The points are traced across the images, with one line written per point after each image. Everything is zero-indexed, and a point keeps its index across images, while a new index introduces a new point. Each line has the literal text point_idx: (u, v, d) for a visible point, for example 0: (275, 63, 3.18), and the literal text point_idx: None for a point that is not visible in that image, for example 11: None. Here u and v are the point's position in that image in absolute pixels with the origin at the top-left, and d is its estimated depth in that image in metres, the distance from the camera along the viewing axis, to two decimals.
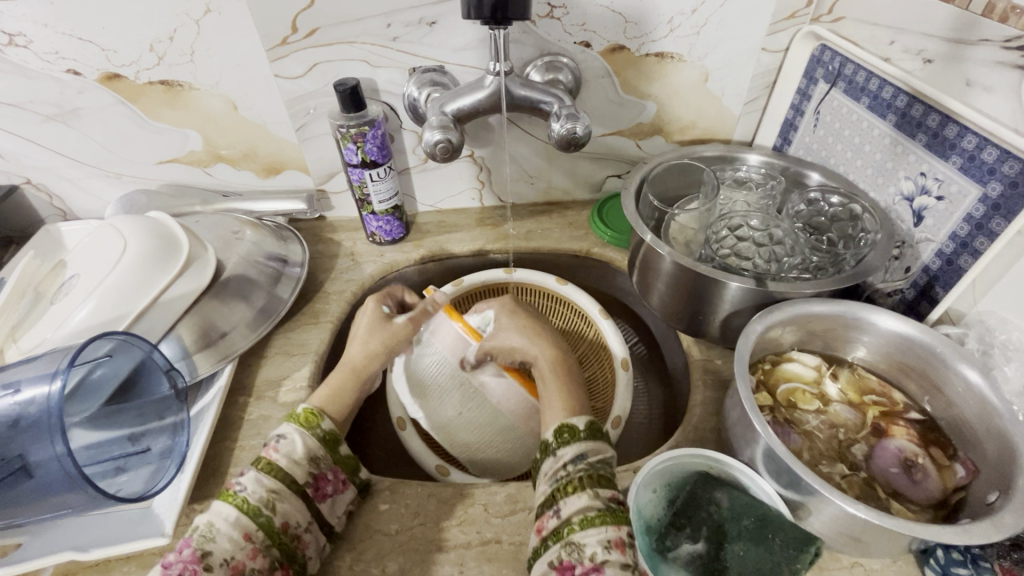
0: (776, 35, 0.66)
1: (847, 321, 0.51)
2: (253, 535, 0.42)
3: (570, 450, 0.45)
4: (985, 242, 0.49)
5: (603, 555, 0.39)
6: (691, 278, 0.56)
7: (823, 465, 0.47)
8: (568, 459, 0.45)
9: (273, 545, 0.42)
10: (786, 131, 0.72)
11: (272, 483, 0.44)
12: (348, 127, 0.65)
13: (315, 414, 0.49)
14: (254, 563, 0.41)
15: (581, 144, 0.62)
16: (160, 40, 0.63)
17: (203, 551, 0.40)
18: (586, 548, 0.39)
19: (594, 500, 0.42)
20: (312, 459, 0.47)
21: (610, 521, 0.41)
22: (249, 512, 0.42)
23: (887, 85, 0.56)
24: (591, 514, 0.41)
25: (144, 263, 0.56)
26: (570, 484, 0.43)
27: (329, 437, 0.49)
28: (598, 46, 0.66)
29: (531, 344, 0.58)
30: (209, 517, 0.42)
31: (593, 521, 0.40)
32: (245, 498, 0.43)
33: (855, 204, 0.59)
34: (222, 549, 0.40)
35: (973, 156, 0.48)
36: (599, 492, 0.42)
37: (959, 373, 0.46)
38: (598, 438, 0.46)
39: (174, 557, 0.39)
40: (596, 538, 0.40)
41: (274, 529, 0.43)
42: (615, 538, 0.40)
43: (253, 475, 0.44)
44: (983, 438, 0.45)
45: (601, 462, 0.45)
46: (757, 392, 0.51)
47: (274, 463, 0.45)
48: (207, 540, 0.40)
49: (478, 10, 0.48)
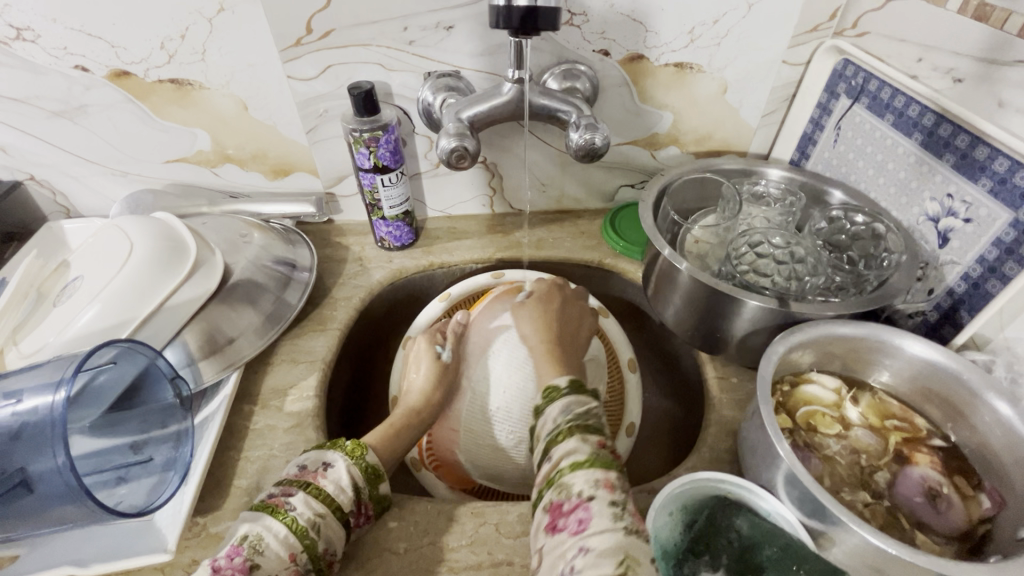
0: (798, 48, 0.65)
1: (870, 344, 0.51)
2: (297, 556, 0.41)
3: (557, 406, 0.46)
4: (1014, 268, 0.48)
5: (591, 492, 0.38)
6: (710, 295, 0.55)
7: (844, 492, 0.46)
8: (555, 413, 0.46)
9: (312, 569, 0.42)
10: (804, 144, 0.71)
11: (318, 507, 0.43)
12: (361, 131, 0.63)
13: (360, 445, 0.49)
14: None
15: (599, 155, 0.61)
16: (172, 38, 0.62)
17: (252, 563, 0.40)
18: (574, 487, 0.39)
19: (582, 443, 0.42)
20: (354, 486, 0.46)
21: (599, 465, 0.40)
22: (296, 532, 0.42)
23: (913, 103, 0.55)
24: (580, 457, 0.41)
25: (150, 267, 0.55)
26: (560, 433, 0.43)
27: (370, 468, 0.48)
28: (617, 55, 0.64)
29: (537, 345, 0.57)
30: (259, 529, 0.42)
31: (581, 463, 0.40)
32: (295, 518, 0.42)
33: (878, 223, 0.58)
34: (269, 564, 0.40)
35: (1004, 179, 0.47)
36: (591, 438, 0.43)
37: (989, 404, 0.45)
38: (584, 393, 0.48)
39: (225, 563, 0.39)
40: (584, 478, 0.39)
41: (316, 553, 0.42)
42: (605, 479, 0.39)
43: (301, 497, 0.44)
44: (1011, 469, 0.44)
45: (588, 412, 0.45)
46: (776, 414, 0.50)
47: (322, 489, 0.44)
48: (257, 552, 0.40)
49: (506, 20, 0.47)
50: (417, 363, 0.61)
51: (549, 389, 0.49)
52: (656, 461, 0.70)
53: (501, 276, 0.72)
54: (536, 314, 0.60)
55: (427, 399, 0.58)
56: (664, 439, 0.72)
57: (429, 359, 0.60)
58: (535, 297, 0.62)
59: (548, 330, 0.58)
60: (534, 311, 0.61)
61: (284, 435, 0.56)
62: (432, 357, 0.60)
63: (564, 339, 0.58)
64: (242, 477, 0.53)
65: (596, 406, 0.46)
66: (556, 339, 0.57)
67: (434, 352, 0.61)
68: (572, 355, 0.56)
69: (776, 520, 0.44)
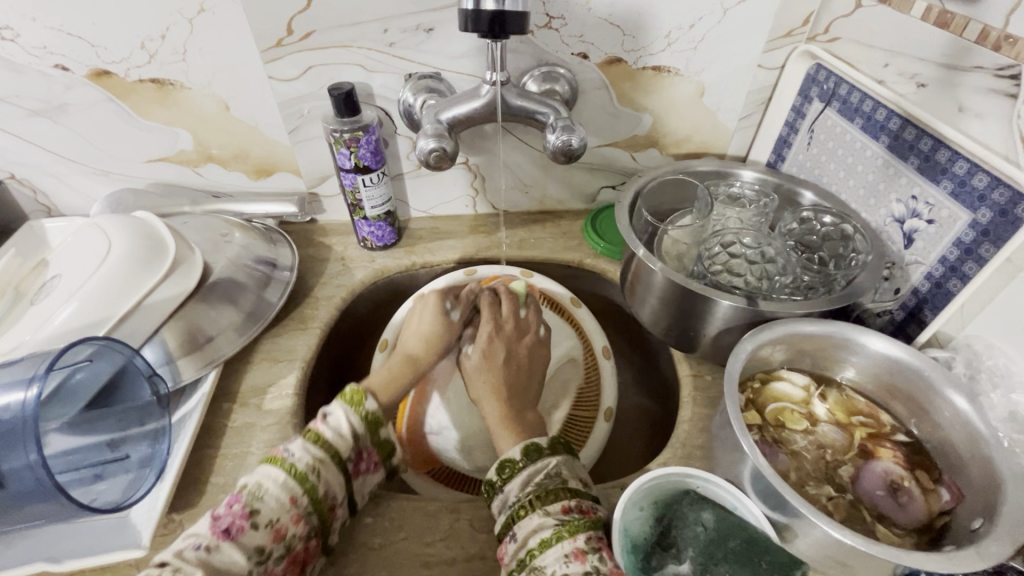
0: (772, 53, 0.66)
1: (836, 341, 0.52)
2: (297, 500, 0.43)
3: (516, 483, 0.46)
4: (974, 268, 0.49)
5: (564, 570, 0.39)
6: (682, 294, 0.56)
7: (809, 486, 0.47)
8: (516, 487, 0.45)
9: (314, 512, 0.44)
10: (779, 147, 0.72)
11: (317, 452, 0.45)
12: (342, 131, 0.64)
13: (361, 391, 0.50)
14: (295, 529, 0.42)
15: (575, 156, 0.62)
16: (153, 38, 0.62)
17: (251, 509, 0.41)
18: (546, 569, 0.40)
19: (547, 517, 0.43)
20: (353, 433, 0.48)
21: (567, 536, 0.41)
22: (295, 477, 0.44)
23: (880, 107, 0.56)
24: (546, 534, 0.42)
25: (129, 265, 0.55)
26: (522, 508, 0.44)
27: (371, 416, 0.50)
28: (596, 58, 0.65)
29: (484, 399, 0.57)
30: (258, 477, 0.43)
31: (550, 541, 0.41)
32: (293, 464, 0.44)
33: (846, 224, 0.59)
34: (268, 509, 0.42)
35: (963, 182, 0.49)
36: (554, 507, 0.44)
37: (948, 400, 0.47)
38: (535, 458, 0.47)
39: (224, 511, 0.41)
40: (554, 556, 0.40)
41: (317, 496, 0.44)
42: (574, 551, 0.41)
43: (300, 443, 0.46)
44: (969, 463, 0.45)
45: (546, 476, 0.46)
46: (745, 410, 0.51)
47: (320, 435, 0.47)
48: (256, 498, 0.42)
49: (475, 23, 0.48)
50: (422, 316, 0.63)
51: (503, 464, 0.48)
52: (635, 457, 0.71)
53: (474, 273, 0.73)
54: (491, 356, 0.59)
55: (425, 347, 0.61)
56: (641, 436, 0.72)
57: (435, 314, 0.63)
58: (495, 329, 0.62)
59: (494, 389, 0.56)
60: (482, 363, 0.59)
61: (262, 433, 0.57)
62: (438, 311, 0.63)
63: (515, 387, 0.58)
64: (220, 474, 0.53)
65: (554, 467, 0.47)
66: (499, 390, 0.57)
67: (443, 308, 0.63)
68: (522, 409, 0.56)
69: (741, 513, 0.45)
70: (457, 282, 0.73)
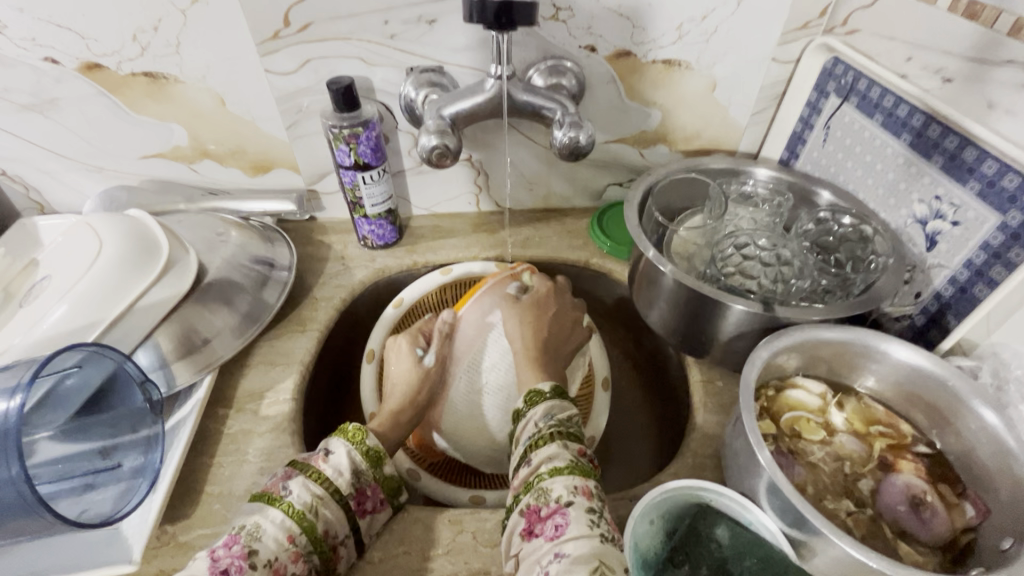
0: (788, 45, 0.64)
1: (856, 348, 0.50)
2: (296, 538, 0.42)
3: (538, 411, 0.48)
4: (1002, 272, 0.47)
5: (569, 497, 0.40)
6: (695, 298, 0.54)
7: (828, 501, 0.45)
8: (538, 417, 0.48)
9: (313, 551, 0.42)
10: (793, 143, 0.69)
11: (318, 491, 0.44)
12: (341, 127, 0.62)
13: (362, 429, 0.49)
14: (294, 567, 0.41)
15: (583, 153, 0.60)
16: (144, 29, 0.60)
17: (250, 549, 0.40)
18: (552, 492, 0.41)
19: (563, 449, 0.44)
20: (354, 470, 0.46)
21: (577, 472, 0.42)
22: (293, 516, 0.42)
23: (902, 103, 0.54)
24: (559, 463, 0.43)
25: (119, 267, 0.53)
26: (541, 439, 0.45)
27: (372, 451, 0.48)
28: (604, 51, 0.63)
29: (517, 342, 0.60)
30: (257, 518, 0.42)
31: (561, 470, 0.42)
32: (291, 502, 0.43)
33: (866, 225, 0.57)
34: (268, 548, 0.40)
35: (992, 182, 0.47)
36: (571, 444, 0.45)
37: (974, 412, 0.45)
38: (565, 398, 0.50)
39: (222, 553, 0.39)
40: (562, 484, 0.41)
41: (317, 536, 0.43)
42: (582, 485, 0.41)
43: (299, 480, 0.44)
44: (995, 478, 0.43)
45: (568, 418, 0.48)
46: (760, 420, 0.49)
47: (321, 473, 0.45)
48: (254, 538, 0.40)
49: (480, 13, 0.46)
50: (401, 364, 0.62)
51: (532, 395, 0.51)
52: (642, 464, 0.69)
53: (449, 271, 0.72)
54: (523, 321, 0.62)
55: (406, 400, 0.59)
56: (649, 442, 0.71)
57: (411, 362, 0.61)
58: (530, 302, 0.63)
59: (534, 331, 0.61)
60: (523, 313, 0.62)
61: (259, 440, 0.55)
62: (413, 359, 0.61)
63: (548, 344, 0.60)
64: (214, 483, 0.52)
65: (574, 412, 0.49)
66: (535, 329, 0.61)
67: (416, 355, 0.62)
68: (553, 360, 0.59)
69: (756, 529, 0.44)
70: (434, 285, 0.71)
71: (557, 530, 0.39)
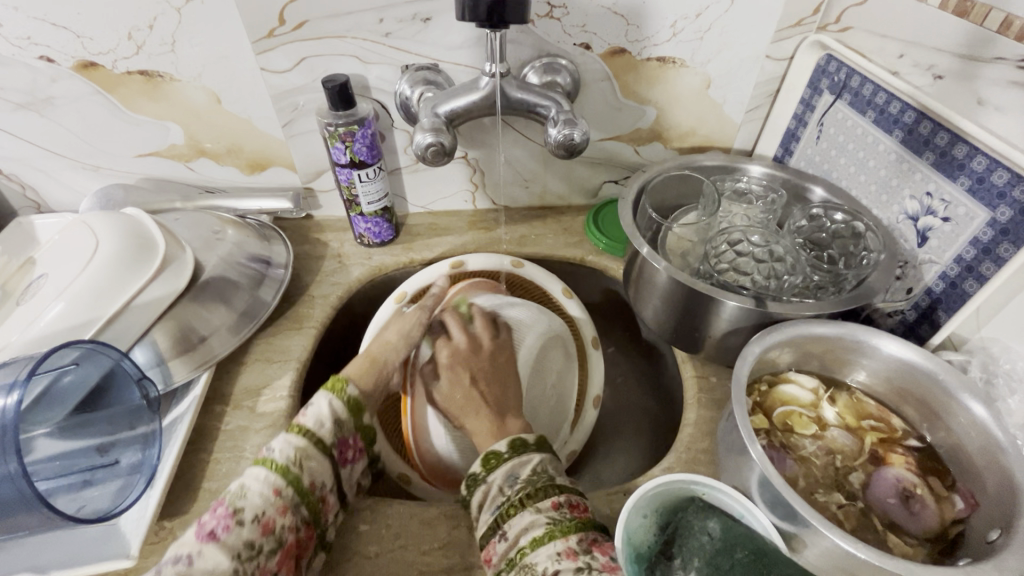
0: (781, 43, 0.64)
1: (847, 343, 0.50)
2: (282, 491, 0.43)
3: (500, 474, 0.46)
4: (991, 268, 0.47)
5: (555, 567, 0.38)
6: (688, 294, 0.54)
7: (819, 493, 0.46)
8: (504, 483, 0.45)
9: (301, 502, 0.43)
10: (787, 141, 0.70)
11: (301, 443, 0.45)
12: (336, 125, 0.62)
13: (341, 381, 0.51)
14: (284, 519, 0.42)
15: (577, 151, 0.60)
16: (139, 29, 0.60)
17: (236, 508, 0.41)
18: (537, 565, 0.39)
19: (538, 515, 0.42)
20: (335, 419, 0.48)
21: (558, 535, 0.40)
22: (278, 472, 0.43)
23: (894, 100, 0.54)
24: (538, 531, 0.41)
25: (116, 265, 0.53)
26: (512, 507, 0.43)
27: (353, 401, 0.50)
28: (598, 48, 0.63)
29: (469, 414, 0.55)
30: (241, 480, 0.42)
31: (542, 540, 0.40)
32: (275, 458, 0.44)
33: (858, 221, 0.57)
34: (254, 504, 0.41)
35: (982, 178, 0.47)
36: (543, 505, 0.43)
37: (963, 405, 0.45)
38: (523, 450, 0.48)
39: (209, 517, 0.40)
40: (545, 554, 0.39)
41: (302, 487, 0.44)
42: (566, 548, 0.39)
43: (282, 438, 0.45)
44: (984, 470, 0.44)
45: (534, 475, 0.46)
46: (753, 414, 0.49)
47: (303, 425, 0.47)
48: (239, 497, 0.41)
49: (473, 13, 0.46)
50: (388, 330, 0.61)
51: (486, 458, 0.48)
52: (637, 459, 0.70)
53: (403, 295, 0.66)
54: (459, 379, 0.58)
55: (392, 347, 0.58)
56: (644, 437, 0.71)
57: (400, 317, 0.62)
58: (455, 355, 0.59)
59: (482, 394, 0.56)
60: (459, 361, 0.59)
61: (256, 437, 0.55)
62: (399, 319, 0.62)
63: (493, 399, 0.56)
64: (212, 479, 0.52)
65: (547, 461, 0.48)
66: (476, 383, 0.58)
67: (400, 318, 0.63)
68: (503, 417, 0.55)
69: (748, 521, 0.44)
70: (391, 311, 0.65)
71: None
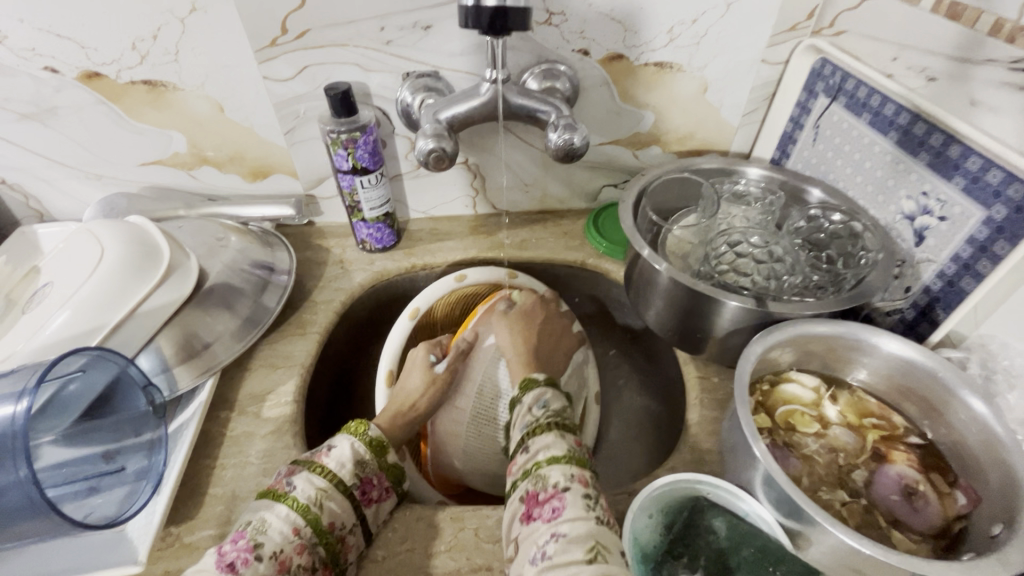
0: (777, 47, 0.65)
1: (847, 342, 0.51)
2: (301, 530, 0.43)
3: (531, 398, 0.50)
4: (987, 266, 0.48)
5: (566, 483, 0.41)
6: (689, 295, 0.55)
7: (822, 491, 0.46)
8: (532, 405, 0.50)
9: (318, 543, 0.43)
10: (784, 143, 0.71)
11: (321, 483, 0.45)
12: (339, 132, 0.62)
13: (363, 423, 0.51)
14: (299, 559, 0.42)
15: (578, 155, 0.61)
16: (143, 39, 0.61)
17: (255, 542, 0.41)
18: (549, 479, 0.42)
19: (559, 439, 0.45)
20: (357, 461, 0.48)
21: (575, 461, 0.43)
22: (298, 510, 0.43)
23: (889, 101, 0.55)
24: (557, 451, 0.44)
25: (121, 272, 0.53)
26: (539, 427, 0.47)
27: (375, 442, 0.50)
28: (597, 54, 0.64)
29: (512, 364, 0.63)
30: (263, 514, 0.43)
31: (559, 458, 0.43)
32: (296, 497, 0.44)
33: (855, 221, 0.58)
34: (272, 542, 0.41)
35: (976, 178, 0.48)
36: (567, 436, 0.46)
37: (963, 402, 0.46)
38: (557, 388, 0.52)
39: (228, 547, 0.40)
40: (559, 472, 0.42)
41: (321, 528, 0.44)
42: (579, 473, 0.42)
43: (304, 476, 0.46)
44: (986, 466, 0.44)
45: (563, 410, 0.50)
46: (755, 414, 0.50)
47: (325, 467, 0.47)
48: (259, 532, 0.41)
49: (475, 19, 0.47)
50: (413, 371, 0.64)
51: (526, 381, 0.53)
52: (642, 461, 0.70)
53: (417, 312, 0.69)
54: (516, 332, 0.66)
55: (424, 398, 0.62)
56: (647, 439, 0.72)
57: (424, 365, 0.64)
58: (519, 313, 0.68)
59: (525, 345, 0.64)
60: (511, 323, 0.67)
61: (262, 442, 0.55)
62: (426, 365, 0.64)
63: (536, 355, 0.64)
64: (218, 485, 0.52)
65: (567, 402, 0.51)
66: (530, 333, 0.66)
67: (428, 360, 0.65)
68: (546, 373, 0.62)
69: (753, 521, 0.45)
70: (404, 329, 0.68)
71: (553, 514, 0.40)
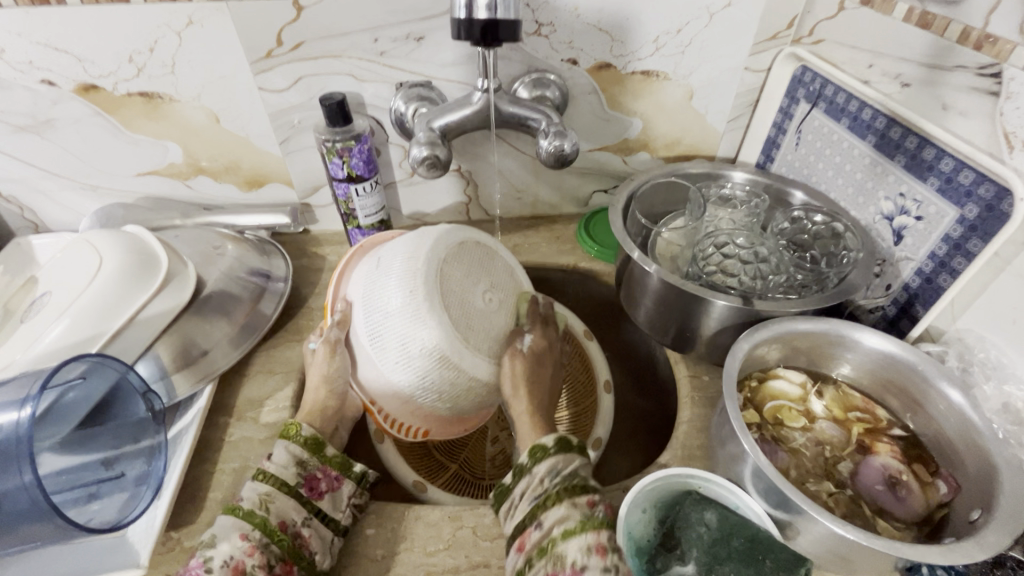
0: (759, 55, 0.67)
1: (831, 338, 0.52)
2: (249, 534, 0.43)
3: (544, 467, 0.45)
4: (962, 262, 0.50)
5: (585, 561, 0.38)
6: (678, 296, 0.56)
7: (809, 483, 0.48)
8: (544, 475, 0.44)
9: (271, 542, 0.43)
10: (768, 148, 0.73)
11: (265, 487, 0.46)
12: (334, 141, 0.64)
13: (294, 424, 0.52)
14: (253, 561, 0.42)
15: (568, 161, 0.62)
16: (141, 52, 0.62)
17: (206, 556, 0.41)
18: (566, 557, 0.39)
19: (572, 508, 0.41)
20: (297, 461, 0.49)
21: (590, 527, 0.40)
22: (244, 516, 0.44)
23: (866, 107, 0.57)
24: (571, 523, 0.40)
25: (121, 280, 0.54)
26: (550, 497, 0.42)
27: (311, 438, 0.51)
28: (585, 63, 0.66)
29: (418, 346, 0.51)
30: (214, 528, 0.43)
31: (575, 531, 0.40)
32: (245, 505, 0.45)
33: (837, 222, 0.60)
34: (222, 552, 0.42)
35: (950, 178, 0.50)
36: (581, 501, 0.42)
37: (942, 392, 0.47)
38: (570, 450, 0.46)
39: (181, 567, 0.41)
40: (577, 546, 0.39)
41: (272, 528, 0.44)
42: (596, 542, 0.39)
43: (249, 485, 0.46)
44: (963, 454, 0.46)
45: (575, 471, 0.45)
46: (744, 410, 0.51)
47: (266, 471, 0.47)
48: (209, 546, 0.42)
49: (467, 31, 0.48)
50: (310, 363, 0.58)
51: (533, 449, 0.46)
52: (637, 460, 0.72)
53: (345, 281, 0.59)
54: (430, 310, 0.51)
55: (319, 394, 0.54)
56: (642, 438, 0.73)
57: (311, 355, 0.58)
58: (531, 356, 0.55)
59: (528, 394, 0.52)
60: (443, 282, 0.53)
61: (260, 446, 0.56)
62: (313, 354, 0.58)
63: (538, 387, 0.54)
64: (217, 489, 0.53)
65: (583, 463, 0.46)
66: (531, 385, 0.53)
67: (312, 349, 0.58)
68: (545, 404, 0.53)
69: (743, 512, 0.46)
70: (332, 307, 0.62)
71: None
